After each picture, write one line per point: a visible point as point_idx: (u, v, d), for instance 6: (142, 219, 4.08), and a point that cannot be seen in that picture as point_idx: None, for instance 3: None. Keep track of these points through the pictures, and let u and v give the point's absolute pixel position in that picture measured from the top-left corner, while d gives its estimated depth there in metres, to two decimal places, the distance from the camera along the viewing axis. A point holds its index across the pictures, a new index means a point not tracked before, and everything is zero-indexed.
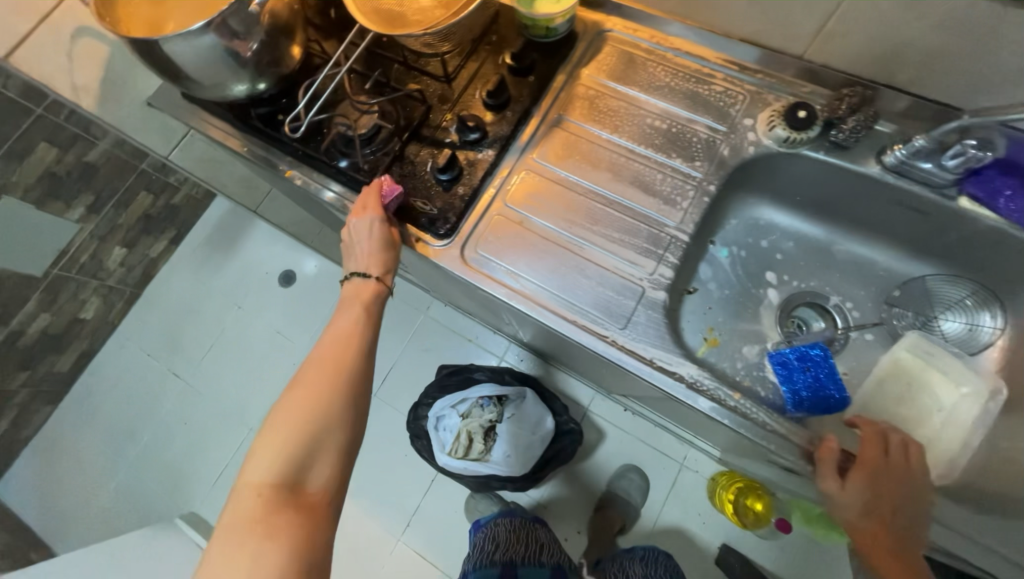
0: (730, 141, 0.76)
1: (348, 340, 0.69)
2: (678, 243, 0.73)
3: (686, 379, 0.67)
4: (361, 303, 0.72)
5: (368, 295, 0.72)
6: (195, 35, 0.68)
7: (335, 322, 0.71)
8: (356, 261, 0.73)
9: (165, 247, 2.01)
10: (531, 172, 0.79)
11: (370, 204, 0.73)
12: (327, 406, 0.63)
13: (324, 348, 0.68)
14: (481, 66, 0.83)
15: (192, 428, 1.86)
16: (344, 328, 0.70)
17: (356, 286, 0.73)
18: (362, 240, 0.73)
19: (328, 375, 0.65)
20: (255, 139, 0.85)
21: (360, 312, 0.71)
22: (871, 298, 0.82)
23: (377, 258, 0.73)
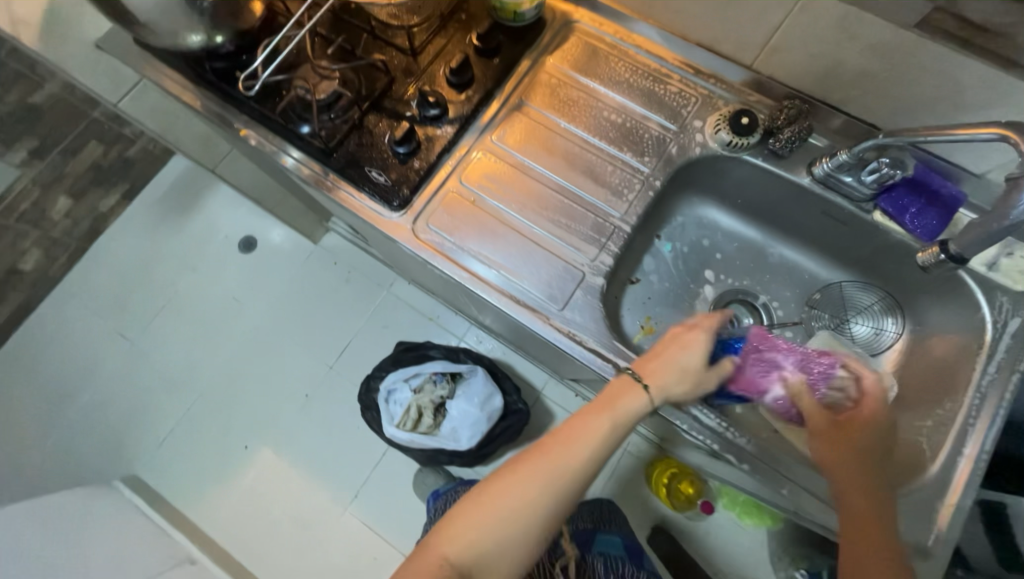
0: (680, 140, 0.79)
1: (579, 452, 0.63)
2: (621, 233, 0.76)
3: (615, 361, 0.72)
4: (611, 417, 0.65)
5: (628, 416, 0.64)
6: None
7: (580, 421, 0.65)
8: (676, 386, 0.66)
9: (117, 201, 1.92)
10: (490, 153, 0.81)
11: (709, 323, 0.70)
12: (532, 515, 0.62)
13: (563, 449, 0.64)
14: (448, 44, 0.84)
15: (136, 390, 1.80)
16: (583, 439, 0.64)
17: (619, 391, 0.66)
18: (675, 348, 0.68)
19: (551, 489, 0.63)
20: (210, 94, 0.83)
21: (599, 435, 0.64)
22: (795, 299, 0.89)
23: (675, 382, 0.66)
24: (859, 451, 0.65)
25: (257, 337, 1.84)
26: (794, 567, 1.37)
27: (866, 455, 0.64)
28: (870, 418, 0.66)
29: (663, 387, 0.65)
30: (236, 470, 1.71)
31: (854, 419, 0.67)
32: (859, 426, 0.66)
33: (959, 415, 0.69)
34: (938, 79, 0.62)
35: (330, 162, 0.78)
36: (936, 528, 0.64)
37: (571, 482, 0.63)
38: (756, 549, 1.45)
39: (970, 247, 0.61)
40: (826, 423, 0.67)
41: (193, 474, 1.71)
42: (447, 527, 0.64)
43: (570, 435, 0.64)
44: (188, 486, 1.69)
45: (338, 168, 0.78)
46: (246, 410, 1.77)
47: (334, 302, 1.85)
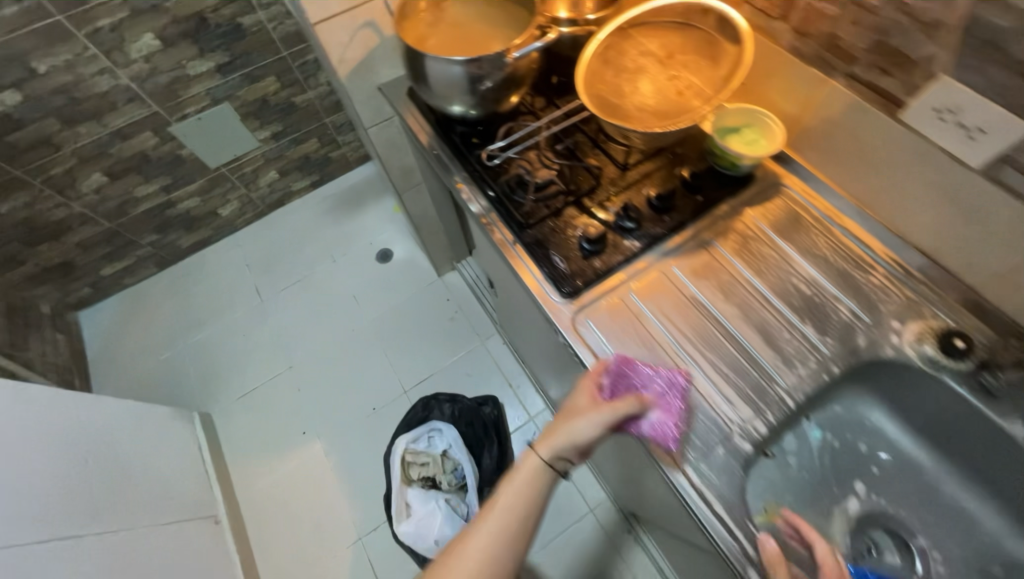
0: (870, 334, 0.75)
1: (495, 533, 0.64)
2: (783, 406, 0.71)
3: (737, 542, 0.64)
4: (523, 483, 0.67)
5: (545, 487, 0.68)
6: (452, 63, 0.83)
7: (493, 504, 0.67)
8: (574, 431, 0.67)
9: (306, 186, 2.29)
10: (666, 276, 0.83)
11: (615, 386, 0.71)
12: None
13: (482, 534, 0.65)
14: (659, 170, 0.90)
15: (246, 342, 2.01)
16: (496, 513, 0.66)
17: (526, 462, 0.69)
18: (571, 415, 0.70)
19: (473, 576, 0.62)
20: (447, 149, 0.99)
21: (512, 506, 0.66)
22: (963, 560, 0.74)
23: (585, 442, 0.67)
24: None
25: (357, 337, 1.98)
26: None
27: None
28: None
29: (563, 436, 0.67)
30: (287, 451, 1.78)
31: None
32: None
33: None
34: None
35: (522, 235, 0.86)
36: None
37: (493, 556, 0.64)
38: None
39: None
40: None
41: (253, 437, 1.82)
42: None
43: (484, 514, 0.67)
44: (245, 445, 1.80)
45: (527, 242, 0.85)
46: (320, 398, 1.87)
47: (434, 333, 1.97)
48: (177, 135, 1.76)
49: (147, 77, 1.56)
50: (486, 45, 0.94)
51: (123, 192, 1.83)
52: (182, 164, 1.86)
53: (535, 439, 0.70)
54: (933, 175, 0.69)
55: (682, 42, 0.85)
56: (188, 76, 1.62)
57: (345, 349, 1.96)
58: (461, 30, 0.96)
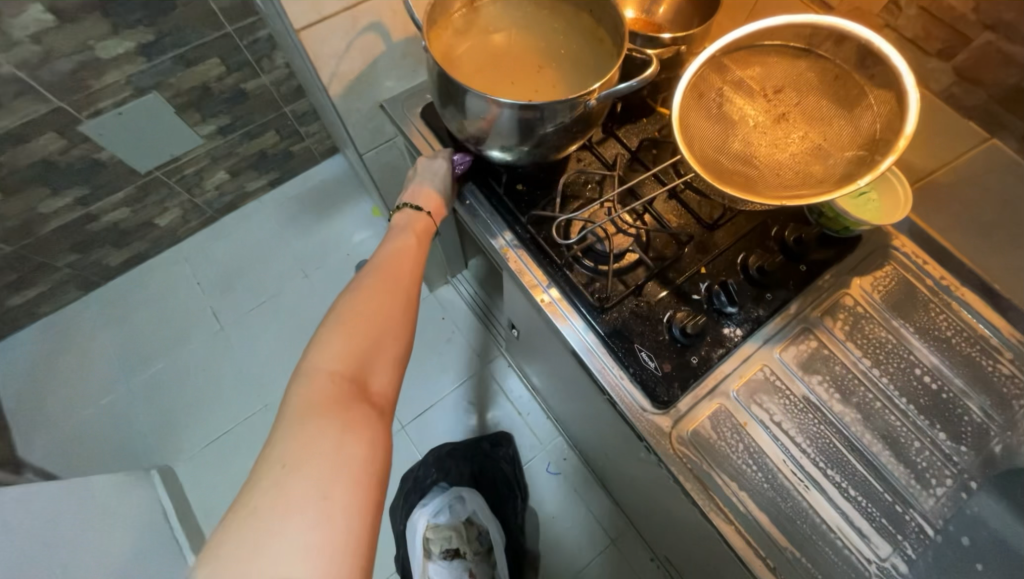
0: (1005, 438, 0.66)
1: (404, 275, 0.69)
2: (922, 536, 0.61)
3: None
4: (414, 233, 0.74)
5: (421, 232, 0.75)
6: (500, 106, 0.62)
7: (389, 245, 0.72)
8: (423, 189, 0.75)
9: (263, 186, 1.94)
10: (771, 370, 0.69)
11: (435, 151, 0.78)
12: (390, 307, 0.65)
13: (384, 275, 0.68)
14: (753, 230, 0.74)
15: (206, 377, 1.73)
16: (405, 254, 0.71)
17: (411, 219, 0.75)
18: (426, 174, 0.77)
19: (388, 302, 0.65)
20: (483, 197, 0.77)
21: (410, 242, 0.73)
22: None
23: (445, 195, 0.75)
24: None
25: None
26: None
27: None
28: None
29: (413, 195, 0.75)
30: None
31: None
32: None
33: None
34: None
35: (597, 321, 0.68)
36: None
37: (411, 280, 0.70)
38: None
39: None
40: None
41: (228, 490, 1.59)
42: (292, 410, 0.54)
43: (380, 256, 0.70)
44: (217, 501, 1.57)
45: (604, 331, 0.68)
46: None
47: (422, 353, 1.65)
48: (91, 135, 1.38)
49: (41, 64, 1.18)
50: (536, 87, 0.71)
51: (24, 208, 1.44)
52: (102, 170, 1.49)
53: (403, 199, 0.76)
54: None
55: (794, 71, 0.67)
56: (99, 60, 1.24)
57: None
58: (500, 44, 0.73)
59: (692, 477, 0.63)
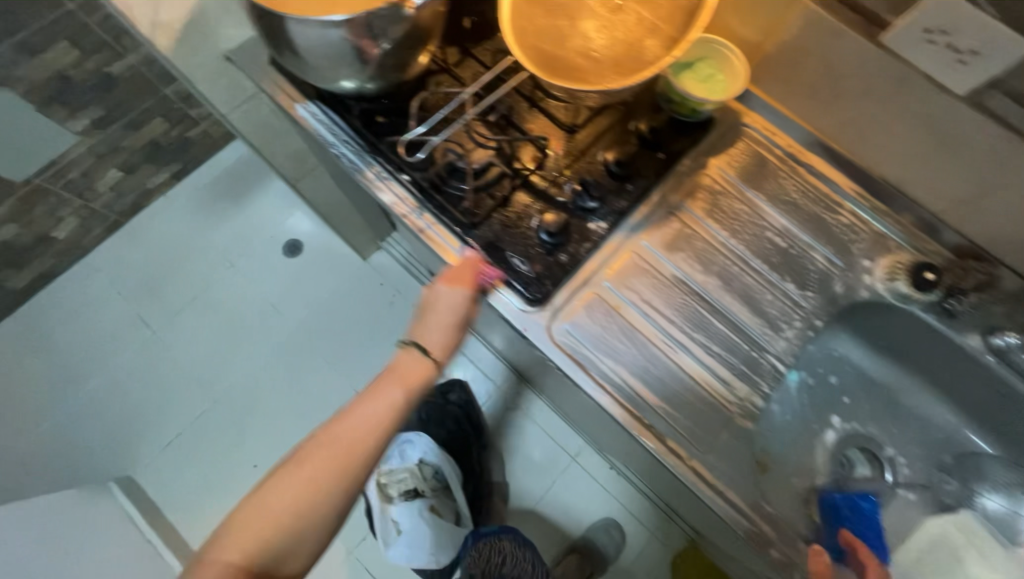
0: (846, 278, 0.73)
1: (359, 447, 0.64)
2: (776, 374, 0.69)
3: (743, 513, 0.65)
4: (406, 389, 0.68)
5: (412, 383, 0.68)
6: (325, 25, 0.60)
7: (370, 396, 0.67)
8: (436, 335, 0.70)
9: (166, 180, 1.83)
10: (637, 256, 0.74)
11: (464, 277, 0.68)
12: (330, 487, 0.62)
13: (330, 448, 0.63)
14: (612, 127, 0.77)
15: (151, 385, 1.69)
16: (375, 416, 0.66)
17: (409, 363, 0.69)
18: (445, 313, 0.69)
19: (323, 484, 0.62)
20: (346, 134, 0.76)
21: (394, 400, 0.67)
22: (922, 459, 0.83)
23: (450, 339, 0.70)
24: None
25: (288, 346, 1.74)
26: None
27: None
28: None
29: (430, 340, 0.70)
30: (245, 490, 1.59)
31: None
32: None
33: None
34: None
35: (471, 237, 0.71)
36: None
37: (369, 443, 0.65)
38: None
39: None
40: None
41: (196, 485, 1.60)
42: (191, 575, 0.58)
43: (347, 416, 0.65)
44: (188, 498, 1.58)
45: (477, 246, 0.71)
46: (265, 426, 1.66)
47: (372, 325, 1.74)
48: None
49: None
50: None
51: None
52: None
53: (411, 333, 0.70)
54: (912, 102, 0.63)
55: None
56: None
57: (278, 364, 1.72)
58: None
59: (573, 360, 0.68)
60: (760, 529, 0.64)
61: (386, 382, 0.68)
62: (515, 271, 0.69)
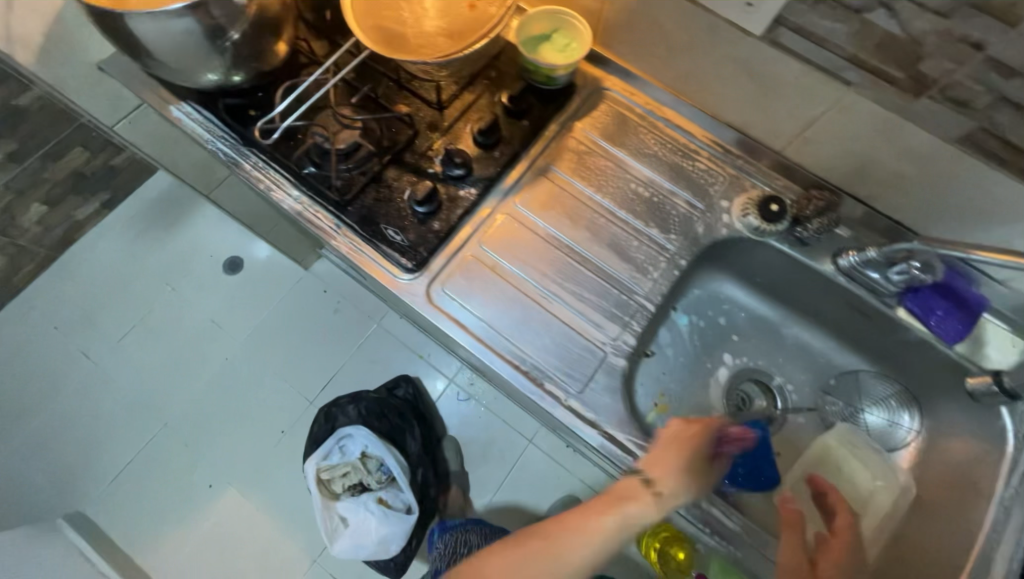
0: (706, 219, 0.79)
1: (584, 552, 0.57)
2: (645, 312, 0.74)
3: (623, 444, 0.68)
4: (617, 522, 0.58)
5: (613, 511, 0.58)
6: (172, 16, 0.61)
7: (569, 529, 0.58)
8: (680, 477, 0.60)
9: (96, 210, 1.79)
10: (512, 217, 0.78)
11: (675, 442, 0.63)
12: None
13: (580, 548, 0.57)
14: (476, 100, 0.81)
15: (95, 418, 1.63)
16: (568, 552, 0.57)
17: (628, 494, 0.59)
18: (674, 448, 0.62)
19: None
20: (220, 130, 0.78)
21: (597, 542, 0.57)
22: (809, 384, 0.87)
23: (681, 476, 0.60)
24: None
25: (234, 366, 1.68)
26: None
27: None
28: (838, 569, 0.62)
29: (670, 479, 0.60)
30: (201, 512, 1.54)
31: (824, 563, 0.63)
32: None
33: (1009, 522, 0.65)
34: (974, 190, 0.63)
35: (345, 215, 0.74)
36: None
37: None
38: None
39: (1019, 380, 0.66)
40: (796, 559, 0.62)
41: (148, 515, 1.54)
42: None
43: (549, 556, 0.58)
44: (139, 525, 1.53)
45: (352, 222, 0.73)
46: (217, 446, 1.60)
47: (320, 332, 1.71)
48: None
49: None
50: None
51: None
52: None
53: (640, 462, 0.63)
54: (731, 48, 0.67)
55: None
56: None
57: (225, 384, 1.66)
58: None
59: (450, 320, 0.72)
60: (641, 457, 0.68)
61: (595, 510, 0.59)
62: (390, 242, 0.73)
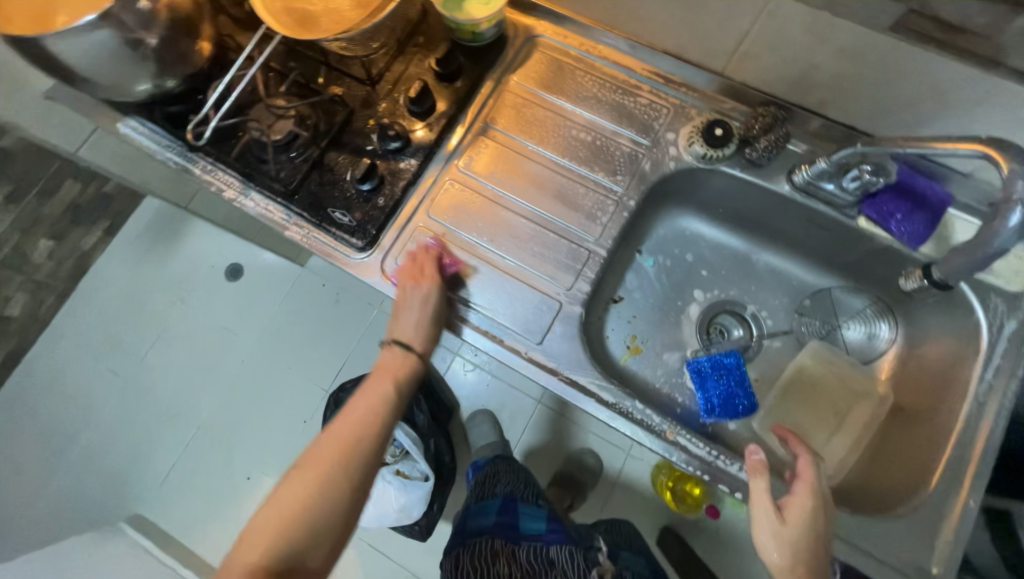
0: (652, 155, 0.77)
1: (359, 432, 0.68)
2: (597, 258, 0.74)
3: (586, 387, 0.71)
4: (393, 382, 0.72)
5: (394, 374, 0.72)
6: (85, 30, 0.62)
7: (362, 394, 0.71)
8: (426, 334, 0.71)
9: (98, 240, 1.81)
10: (456, 182, 0.77)
11: (423, 272, 0.72)
12: (344, 481, 0.64)
13: (339, 439, 0.67)
14: (407, 70, 0.81)
15: (136, 430, 1.73)
16: (361, 410, 0.69)
17: (393, 360, 0.72)
18: (410, 310, 0.71)
19: (314, 484, 0.63)
20: (167, 140, 0.80)
21: (385, 394, 0.71)
22: (784, 308, 0.85)
23: (426, 334, 0.71)
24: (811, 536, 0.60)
25: (252, 365, 1.76)
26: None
27: (816, 557, 0.60)
28: (803, 505, 0.62)
29: (416, 337, 0.71)
30: (242, 502, 1.64)
31: (792, 506, 0.63)
32: (796, 519, 0.61)
33: (990, 417, 0.64)
34: (915, 81, 0.60)
35: (293, 204, 0.76)
36: (940, 546, 0.61)
37: (370, 433, 0.68)
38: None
39: (953, 274, 0.62)
40: (767, 516, 0.62)
41: (198, 509, 1.65)
42: None
43: (341, 417, 0.70)
44: (192, 519, 1.64)
45: (300, 210, 0.75)
46: (251, 440, 1.70)
47: (326, 325, 1.77)
48: None
49: None
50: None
51: None
52: None
53: (390, 333, 0.73)
54: None
55: None
56: None
57: (247, 383, 1.75)
58: None
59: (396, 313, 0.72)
60: (602, 396, 0.70)
61: (375, 380, 0.72)
62: (339, 225, 0.74)
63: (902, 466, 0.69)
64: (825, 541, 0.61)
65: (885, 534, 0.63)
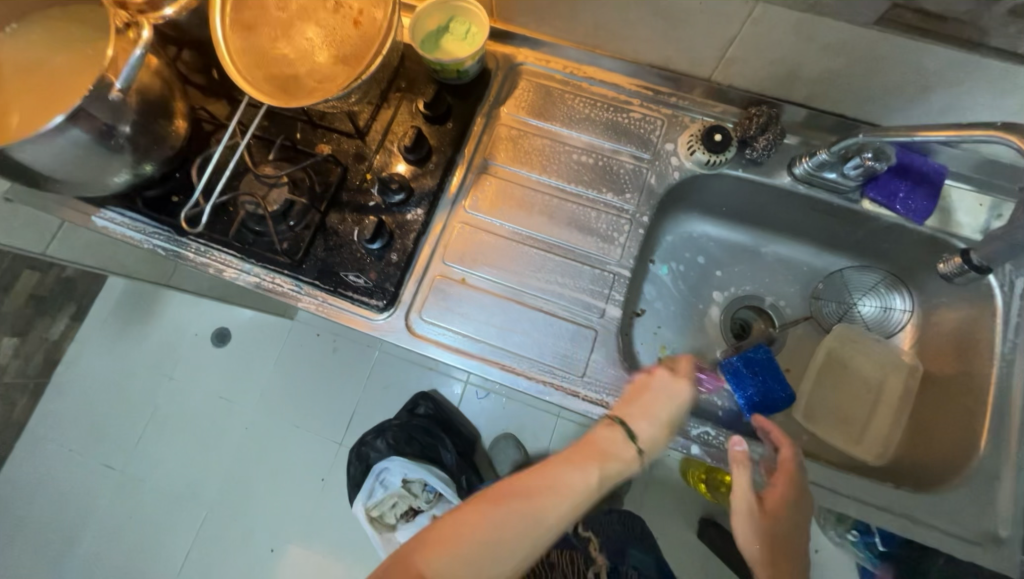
0: (656, 168, 0.77)
1: (491, 549, 0.50)
2: (623, 279, 0.74)
3: None
4: (602, 471, 0.56)
5: (604, 460, 0.57)
6: (54, 133, 0.57)
7: (563, 466, 0.55)
8: (658, 440, 0.60)
9: (67, 325, 1.63)
10: (466, 225, 0.76)
11: (685, 371, 0.66)
12: (506, 566, 0.50)
13: (528, 503, 0.53)
14: (395, 116, 0.78)
15: (139, 521, 1.56)
16: (561, 491, 0.54)
17: (612, 442, 0.59)
18: (655, 401, 0.63)
19: (495, 550, 0.51)
20: (151, 226, 0.75)
21: (591, 488, 0.55)
22: (799, 294, 0.87)
23: (660, 434, 0.61)
24: (787, 524, 0.63)
25: (257, 430, 1.61)
26: (844, 528, 1.11)
27: (789, 539, 0.64)
28: (785, 496, 0.64)
29: (650, 438, 0.60)
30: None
31: (771, 500, 0.64)
32: (779, 511, 0.63)
33: (1017, 375, 0.68)
34: (905, 69, 0.63)
35: (302, 273, 0.72)
36: (998, 509, 0.65)
37: (557, 520, 0.53)
38: (825, 549, 1.19)
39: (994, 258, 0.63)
40: (746, 506, 0.64)
41: None
42: None
43: (530, 476, 0.55)
44: None
45: (311, 279, 0.72)
46: (267, 511, 1.55)
47: (323, 380, 1.65)
48: None
49: None
50: (74, 84, 0.65)
51: None
52: None
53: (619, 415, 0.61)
54: None
55: None
56: None
57: (255, 449, 1.60)
58: (17, 71, 0.67)
59: (575, 451, 0.58)
60: None
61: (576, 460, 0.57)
62: (355, 288, 0.72)
63: (946, 436, 0.72)
64: (800, 529, 0.64)
65: (947, 506, 0.65)
